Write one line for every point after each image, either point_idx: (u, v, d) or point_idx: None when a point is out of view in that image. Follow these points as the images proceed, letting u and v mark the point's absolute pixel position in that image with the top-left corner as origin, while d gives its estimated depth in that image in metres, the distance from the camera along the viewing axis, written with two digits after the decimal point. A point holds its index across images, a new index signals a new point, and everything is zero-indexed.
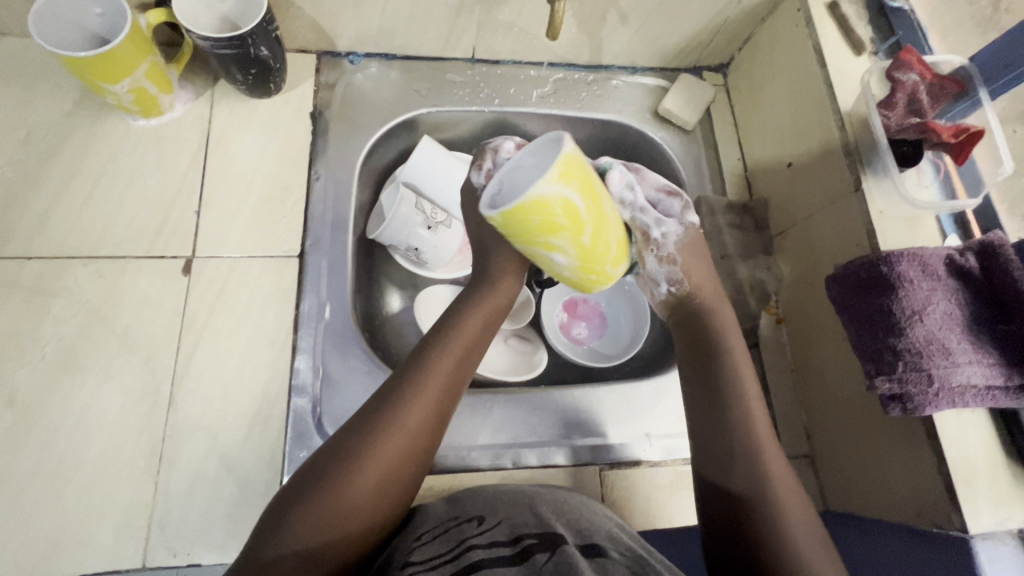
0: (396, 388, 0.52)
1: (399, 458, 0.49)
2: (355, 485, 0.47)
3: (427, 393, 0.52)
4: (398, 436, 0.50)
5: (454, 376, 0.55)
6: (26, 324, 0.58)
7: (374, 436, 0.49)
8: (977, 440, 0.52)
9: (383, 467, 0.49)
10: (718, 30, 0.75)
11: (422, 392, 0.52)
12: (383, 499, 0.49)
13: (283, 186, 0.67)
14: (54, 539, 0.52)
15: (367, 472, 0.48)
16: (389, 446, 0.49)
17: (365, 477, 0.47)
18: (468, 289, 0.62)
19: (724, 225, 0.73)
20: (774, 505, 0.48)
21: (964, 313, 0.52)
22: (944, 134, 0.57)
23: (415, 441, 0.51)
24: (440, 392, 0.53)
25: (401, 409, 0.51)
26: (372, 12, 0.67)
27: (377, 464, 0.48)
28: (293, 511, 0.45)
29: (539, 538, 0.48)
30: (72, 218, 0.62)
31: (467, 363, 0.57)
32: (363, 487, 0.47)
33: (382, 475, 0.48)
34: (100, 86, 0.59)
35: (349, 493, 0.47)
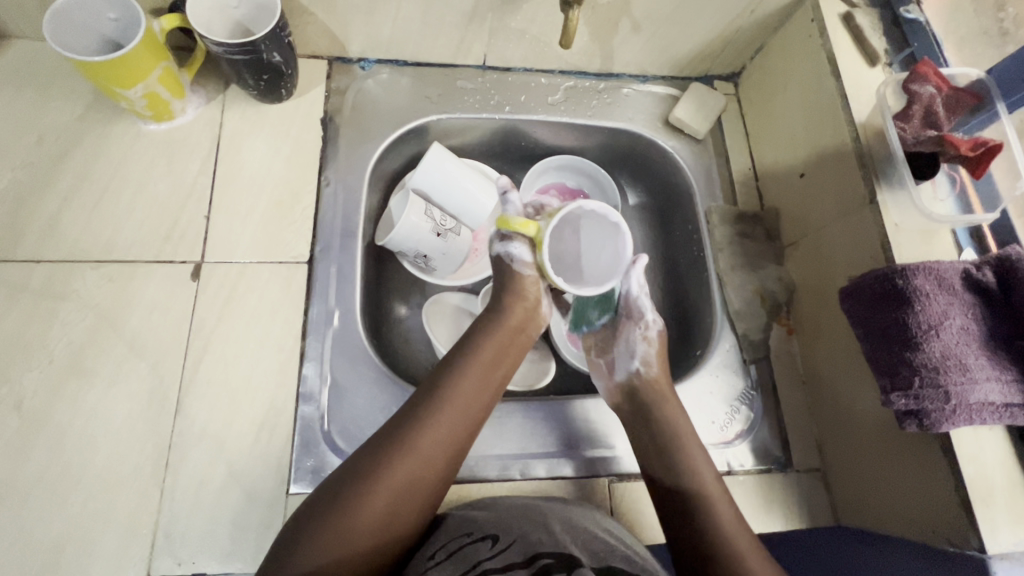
0: (414, 408, 0.54)
1: (409, 483, 0.50)
2: (365, 508, 0.48)
3: (439, 419, 0.53)
4: (407, 459, 0.51)
5: (469, 398, 0.55)
6: (34, 327, 0.57)
7: (383, 458, 0.50)
8: (996, 457, 0.51)
9: (392, 492, 0.50)
10: (730, 40, 0.74)
11: (435, 416, 0.53)
12: (397, 521, 0.50)
13: (293, 191, 0.67)
14: (58, 546, 0.52)
15: (376, 495, 0.49)
16: (399, 470, 0.50)
17: (372, 504, 0.49)
18: (485, 311, 0.62)
19: (734, 235, 0.73)
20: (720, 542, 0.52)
21: (981, 328, 0.52)
22: (961, 148, 0.55)
23: (427, 465, 0.51)
24: (454, 416, 0.54)
25: (413, 433, 0.52)
26: (384, 18, 0.67)
27: (386, 489, 0.49)
28: (306, 533, 0.47)
29: (557, 558, 0.49)
30: (82, 222, 0.62)
31: (485, 385, 0.57)
32: (373, 512, 0.49)
33: (391, 499, 0.50)
34: (113, 91, 0.59)
35: (359, 517, 0.48)
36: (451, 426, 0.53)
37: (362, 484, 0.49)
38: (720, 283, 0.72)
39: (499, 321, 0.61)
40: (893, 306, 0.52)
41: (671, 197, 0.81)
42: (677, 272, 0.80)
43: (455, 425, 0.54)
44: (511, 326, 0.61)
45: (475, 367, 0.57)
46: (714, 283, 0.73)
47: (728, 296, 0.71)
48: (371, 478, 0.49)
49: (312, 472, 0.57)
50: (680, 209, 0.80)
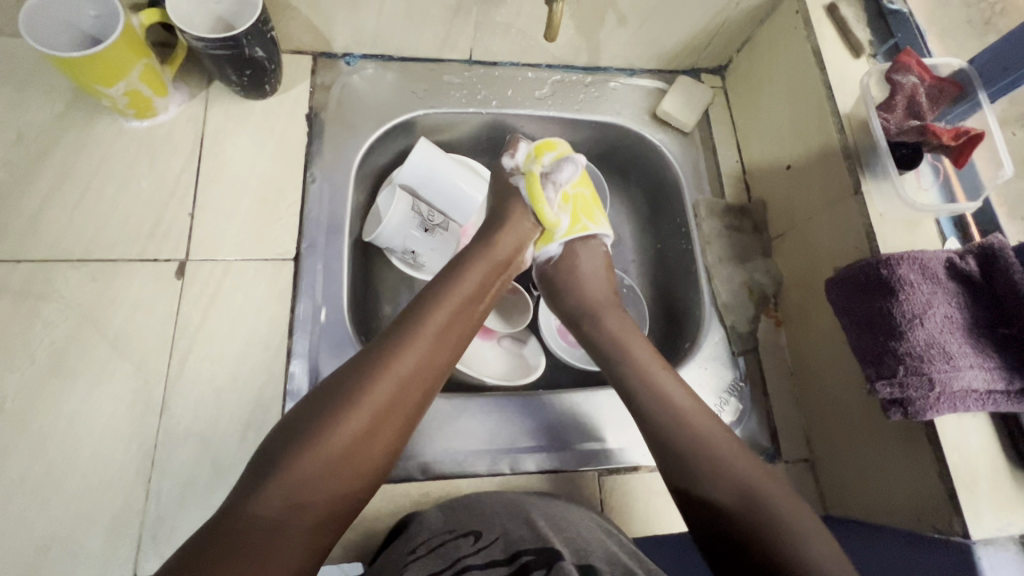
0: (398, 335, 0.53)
1: (387, 409, 0.50)
2: (343, 432, 0.47)
3: (418, 342, 0.53)
4: (388, 382, 0.50)
5: (448, 326, 0.56)
6: (16, 328, 0.57)
7: (363, 382, 0.50)
8: (979, 444, 0.51)
9: (371, 416, 0.49)
10: (717, 32, 0.74)
11: (415, 343, 0.53)
12: (374, 450, 0.49)
13: (279, 188, 0.66)
14: (43, 547, 0.51)
15: (353, 422, 0.48)
16: (376, 396, 0.50)
17: (351, 428, 0.48)
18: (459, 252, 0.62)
19: (722, 227, 0.73)
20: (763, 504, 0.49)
21: (964, 316, 0.52)
22: (943, 137, 0.56)
23: (406, 391, 0.51)
24: (433, 344, 0.54)
25: (395, 357, 0.51)
26: (368, 13, 0.66)
27: (363, 414, 0.49)
28: (273, 471, 0.45)
29: (537, 554, 0.48)
30: (63, 221, 0.61)
31: (461, 316, 0.57)
32: (350, 437, 0.48)
33: (370, 423, 0.49)
34: (95, 89, 0.58)
35: (336, 441, 0.47)
36: (431, 353, 0.54)
37: (341, 408, 0.48)
38: (708, 276, 0.72)
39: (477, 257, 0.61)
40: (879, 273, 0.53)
41: (660, 190, 0.81)
42: (666, 264, 0.80)
43: (434, 355, 0.54)
44: (498, 262, 0.62)
45: (454, 295, 0.57)
46: (702, 276, 0.73)
47: (716, 288, 0.71)
48: (350, 404, 0.49)
49: None
50: (668, 202, 0.80)
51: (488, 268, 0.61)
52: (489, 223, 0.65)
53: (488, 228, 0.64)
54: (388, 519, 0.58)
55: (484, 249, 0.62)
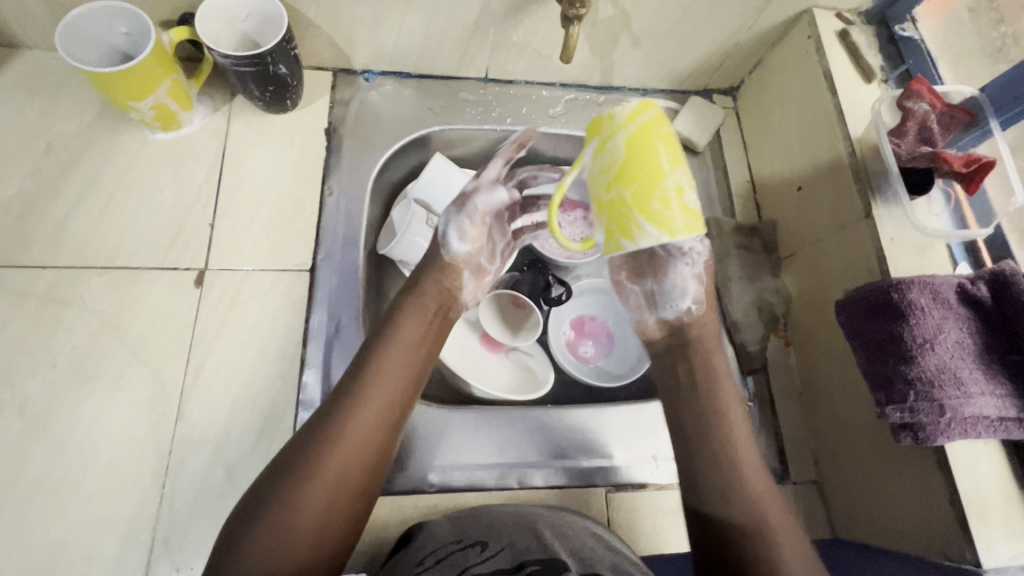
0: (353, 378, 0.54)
1: (339, 475, 0.50)
2: (303, 506, 0.48)
3: (361, 403, 0.53)
4: (340, 449, 0.50)
5: (392, 380, 0.55)
6: (39, 333, 0.58)
7: (308, 455, 0.50)
8: (990, 471, 0.51)
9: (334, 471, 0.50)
10: (729, 55, 0.75)
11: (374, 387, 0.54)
12: (336, 514, 0.50)
13: (297, 200, 0.68)
14: (58, 550, 0.52)
15: (320, 482, 0.49)
16: (343, 448, 0.51)
17: (318, 484, 0.49)
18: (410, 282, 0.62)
19: (732, 246, 0.74)
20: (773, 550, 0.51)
21: (976, 342, 0.52)
22: (954, 164, 0.56)
23: (355, 452, 0.51)
24: (390, 383, 0.54)
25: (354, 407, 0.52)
26: (389, 32, 0.68)
27: (327, 469, 0.50)
28: (242, 539, 0.47)
29: (542, 564, 0.49)
30: (88, 229, 0.63)
31: (405, 365, 0.56)
32: (309, 509, 0.48)
33: (336, 478, 0.50)
34: (124, 103, 0.60)
35: (296, 516, 0.48)
36: (375, 411, 0.53)
37: (295, 482, 0.49)
38: (718, 295, 0.72)
39: (421, 302, 0.60)
40: (889, 315, 0.53)
41: None
42: None
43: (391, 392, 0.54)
44: (430, 307, 0.60)
45: (395, 348, 0.56)
46: (711, 294, 0.73)
47: (726, 307, 0.71)
48: (315, 464, 0.50)
49: None
50: None
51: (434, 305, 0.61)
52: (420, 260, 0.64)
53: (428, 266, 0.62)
54: (396, 530, 0.58)
55: (422, 294, 0.61)
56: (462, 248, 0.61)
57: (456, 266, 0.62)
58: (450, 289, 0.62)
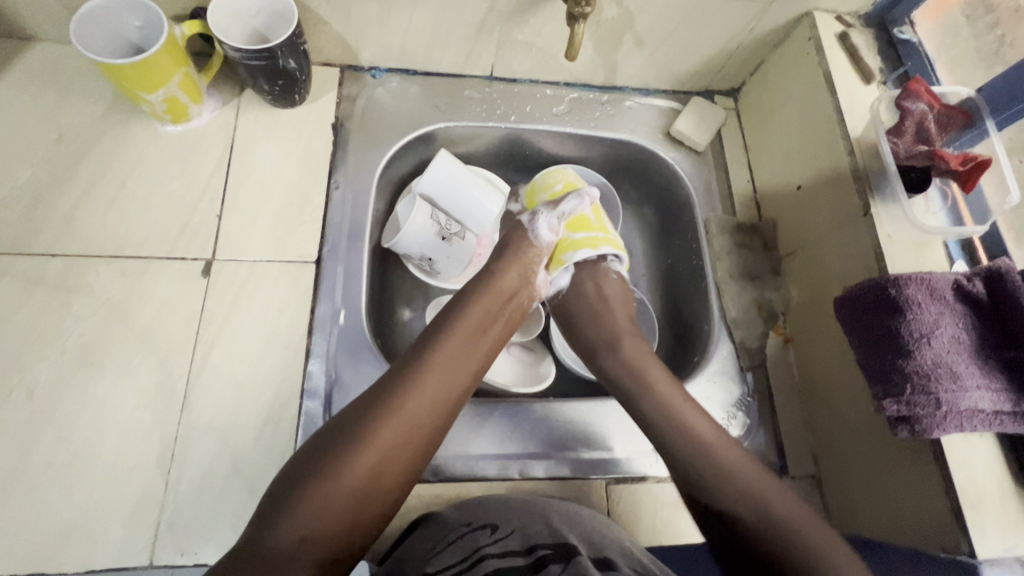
0: (409, 364, 0.55)
1: (398, 444, 0.51)
2: (353, 468, 0.49)
3: (428, 376, 0.55)
4: (402, 413, 0.52)
5: (461, 359, 0.57)
6: (47, 320, 0.59)
7: (373, 417, 0.51)
8: (985, 464, 0.52)
9: (381, 451, 0.50)
10: (731, 56, 0.77)
11: (425, 373, 0.55)
12: (384, 483, 0.50)
13: (304, 193, 0.69)
14: (64, 534, 0.53)
15: (362, 460, 0.49)
16: (388, 430, 0.51)
17: (360, 462, 0.49)
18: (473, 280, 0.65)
19: (732, 245, 0.75)
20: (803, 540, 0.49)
21: (971, 337, 0.53)
22: (951, 162, 0.57)
23: (414, 423, 0.52)
24: (444, 375, 0.56)
25: (405, 392, 0.53)
26: (396, 29, 0.69)
27: (374, 448, 0.50)
28: (283, 509, 0.47)
29: (553, 549, 0.51)
30: (97, 218, 0.63)
31: (474, 348, 0.59)
32: (362, 472, 0.49)
33: (378, 459, 0.50)
34: (136, 94, 0.61)
35: (346, 476, 0.48)
36: (440, 385, 0.55)
37: (354, 442, 0.50)
38: (718, 292, 0.73)
39: (487, 289, 0.63)
40: (887, 310, 0.54)
41: (672, 207, 0.83)
42: (677, 279, 0.81)
43: (444, 384, 0.55)
44: (499, 297, 0.63)
45: (462, 328, 0.59)
46: (711, 291, 0.74)
47: (726, 304, 0.72)
48: (355, 444, 0.50)
49: None
50: (680, 219, 0.81)
51: (495, 303, 0.62)
52: (500, 249, 0.67)
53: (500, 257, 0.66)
54: (398, 520, 0.59)
55: (492, 281, 0.63)
56: (548, 234, 0.69)
57: (541, 250, 0.69)
58: (527, 279, 0.66)
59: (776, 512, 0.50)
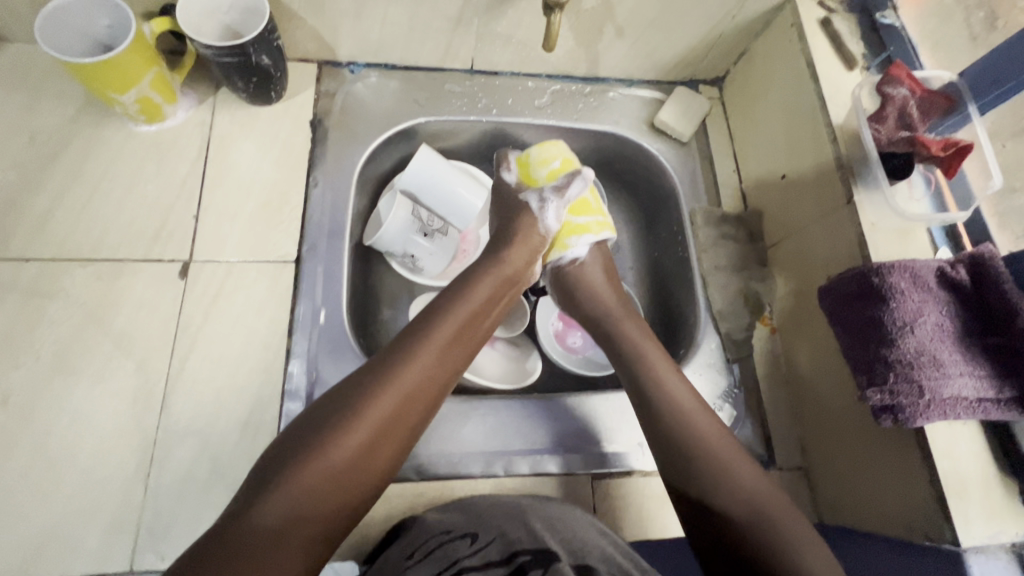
0: (412, 337, 0.55)
1: (393, 419, 0.51)
2: (342, 448, 0.48)
3: (418, 360, 0.54)
4: (396, 391, 0.51)
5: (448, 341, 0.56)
6: (22, 325, 0.58)
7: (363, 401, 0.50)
8: (970, 452, 0.52)
9: (377, 426, 0.50)
10: (714, 44, 0.76)
11: (426, 349, 0.54)
12: (373, 465, 0.49)
13: (282, 192, 0.68)
14: (43, 542, 0.52)
15: (359, 433, 0.49)
16: (384, 404, 0.50)
17: (357, 437, 0.48)
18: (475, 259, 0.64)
19: (718, 235, 0.74)
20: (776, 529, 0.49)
21: (954, 325, 0.52)
22: (932, 148, 0.57)
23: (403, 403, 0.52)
24: (444, 353, 0.55)
25: (406, 367, 0.52)
26: (372, 23, 0.68)
27: (369, 423, 0.49)
28: (271, 486, 0.45)
29: (533, 555, 0.51)
30: (71, 222, 0.62)
31: (462, 328, 0.58)
32: (356, 446, 0.48)
33: (375, 432, 0.49)
34: (108, 96, 0.60)
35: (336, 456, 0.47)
36: (430, 367, 0.54)
37: (344, 421, 0.48)
38: (704, 283, 0.73)
39: (481, 273, 0.62)
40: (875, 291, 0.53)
41: (657, 198, 0.82)
42: (663, 271, 0.81)
43: (441, 363, 0.55)
44: (502, 277, 0.63)
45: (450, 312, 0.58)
46: (697, 283, 0.73)
47: (711, 295, 0.72)
48: (353, 419, 0.49)
49: None
50: (666, 211, 0.81)
51: (497, 282, 0.62)
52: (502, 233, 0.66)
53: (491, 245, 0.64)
54: (382, 520, 0.58)
55: (489, 265, 0.63)
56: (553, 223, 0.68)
57: (545, 237, 0.68)
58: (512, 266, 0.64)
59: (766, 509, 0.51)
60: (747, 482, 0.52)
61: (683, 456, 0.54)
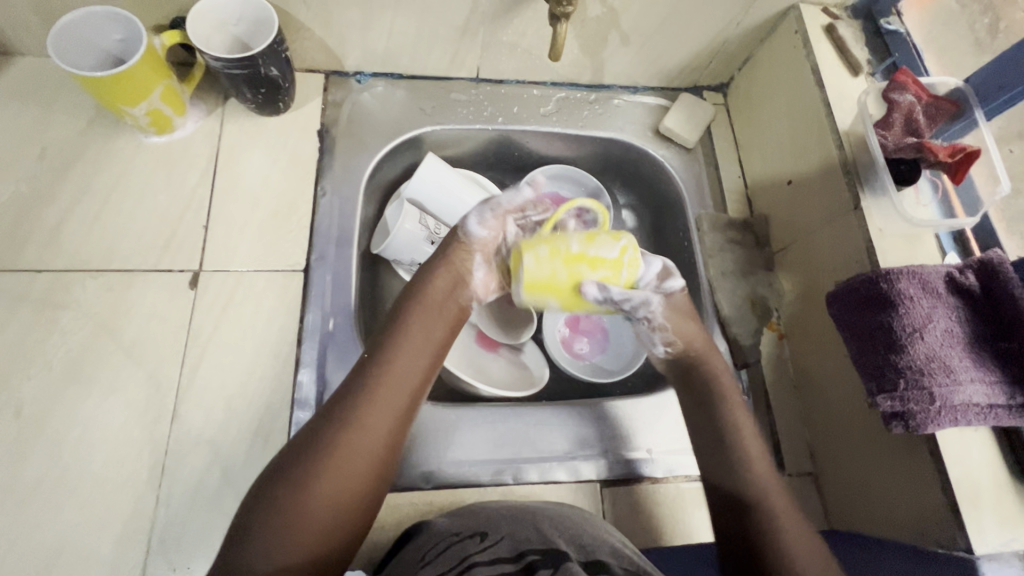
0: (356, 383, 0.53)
1: (349, 467, 0.49)
2: (310, 501, 0.47)
3: (370, 398, 0.52)
4: (349, 444, 0.50)
5: (404, 372, 0.54)
6: (34, 336, 0.58)
7: (320, 454, 0.49)
8: (982, 458, 0.52)
9: (337, 477, 0.49)
10: (719, 51, 0.76)
11: (372, 393, 0.52)
12: (346, 510, 0.49)
13: (291, 201, 0.68)
14: (56, 551, 0.53)
15: (318, 489, 0.48)
16: (337, 457, 0.49)
17: (319, 491, 0.48)
18: (414, 280, 0.61)
19: (725, 241, 0.74)
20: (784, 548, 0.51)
21: (964, 330, 0.52)
22: (939, 154, 0.57)
23: (364, 446, 0.50)
24: (391, 393, 0.53)
25: (355, 413, 0.51)
26: (379, 33, 0.68)
27: (329, 478, 0.48)
28: (253, 535, 0.46)
29: (543, 554, 0.50)
30: (82, 233, 0.63)
31: (417, 357, 0.56)
32: (322, 501, 0.48)
33: (336, 485, 0.48)
34: (119, 109, 0.61)
35: (305, 511, 0.47)
36: (385, 403, 0.52)
37: (301, 479, 0.48)
38: (710, 289, 0.73)
39: (430, 297, 0.59)
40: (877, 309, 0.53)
41: (663, 204, 0.82)
42: None
43: (391, 403, 0.53)
44: (441, 302, 0.59)
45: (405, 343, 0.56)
46: (704, 289, 0.73)
47: (718, 301, 0.72)
48: (312, 474, 0.48)
49: None
50: (672, 217, 0.81)
51: (444, 307, 0.59)
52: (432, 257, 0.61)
53: (430, 264, 0.60)
54: (393, 528, 0.59)
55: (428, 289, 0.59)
56: (482, 230, 0.59)
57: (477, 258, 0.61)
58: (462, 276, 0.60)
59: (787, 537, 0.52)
60: (767, 480, 0.55)
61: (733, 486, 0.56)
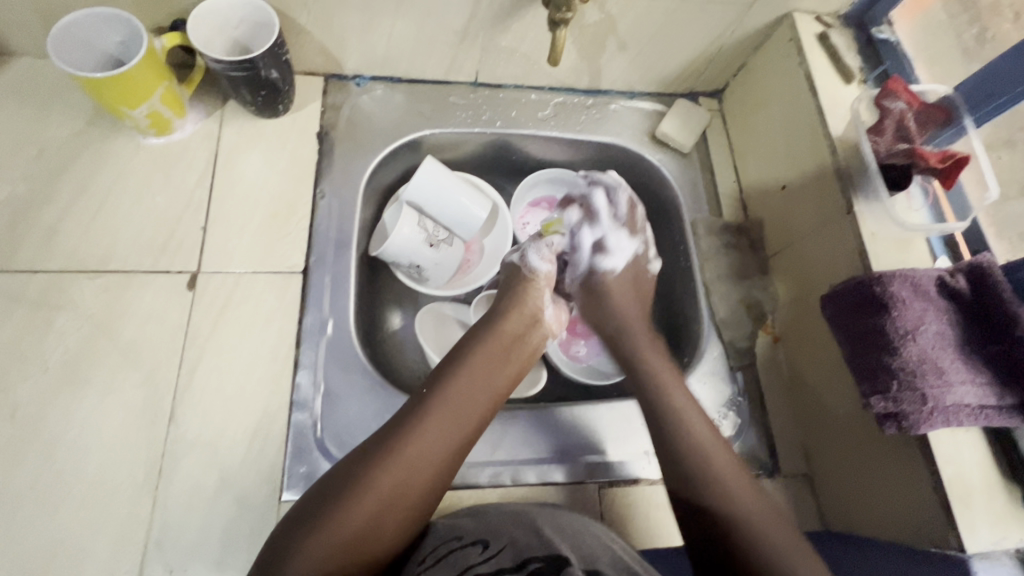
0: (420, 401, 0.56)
1: (399, 486, 0.51)
2: (358, 504, 0.49)
3: (434, 417, 0.55)
4: (398, 462, 0.52)
5: (473, 394, 0.58)
6: (30, 337, 0.58)
7: (380, 461, 0.51)
8: (973, 459, 0.53)
9: (386, 493, 0.50)
10: (714, 58, 0.77)
11: (431, 415, 0.55)
12: (385, 525, 0.50)
13: (290, 203, 0.68)
14: (51, 554, 0.52)
15: (365, 499, 0.49)
16: (390, 473, 0.51)
17: (364, 501, 0.49)
18: (487, 315, 0.66)
19: (720, 245, 0.75)
20: (763, 548, 0.51)
21: (955, 332, 0.53)
22: (930, 159, 0.58)
23: (419, 464, 0.52)
24: (451, 418, 0.56)
25: (414, 432, 0.53)
26: (379, 37, 0.69)
27: (375, 490, 0.50)
28: (294, 541, 0.47)
29: (545, 561, 0.49)
30: (79, 233, 0.63)
31: (483, 387, 0.59)
32: (364, 512, 0.49)
33: (381, 500, 0.50)
34: (120, 110, 0.61)
35: (352, 514, 0.49)
36: (447, 425, 0.55)
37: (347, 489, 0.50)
38: (707, 292, 0.74)
39: (496, 328, 0.64)
40: (872, 319, 0.54)
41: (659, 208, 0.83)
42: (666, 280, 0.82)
43: (452, 429, 0.55)
44: (506, 335, 0.64)
45: (473, 367, 0.60)
46: (700, 292, 0.74)
47: (714, 305, 0.73)
48: (361, 481, 0.50)
49: (304, 479, 0.58)
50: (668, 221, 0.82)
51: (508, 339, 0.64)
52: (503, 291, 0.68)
53: (502, 300, 0.67)
54: None
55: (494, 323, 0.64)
56: (542, 264, 0.69)
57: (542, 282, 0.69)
58: (534, 319, 0.67)
59: (767, 537, 0.52)
60: (730, 483, 0.55)
61: (698, 487, 0.56)
